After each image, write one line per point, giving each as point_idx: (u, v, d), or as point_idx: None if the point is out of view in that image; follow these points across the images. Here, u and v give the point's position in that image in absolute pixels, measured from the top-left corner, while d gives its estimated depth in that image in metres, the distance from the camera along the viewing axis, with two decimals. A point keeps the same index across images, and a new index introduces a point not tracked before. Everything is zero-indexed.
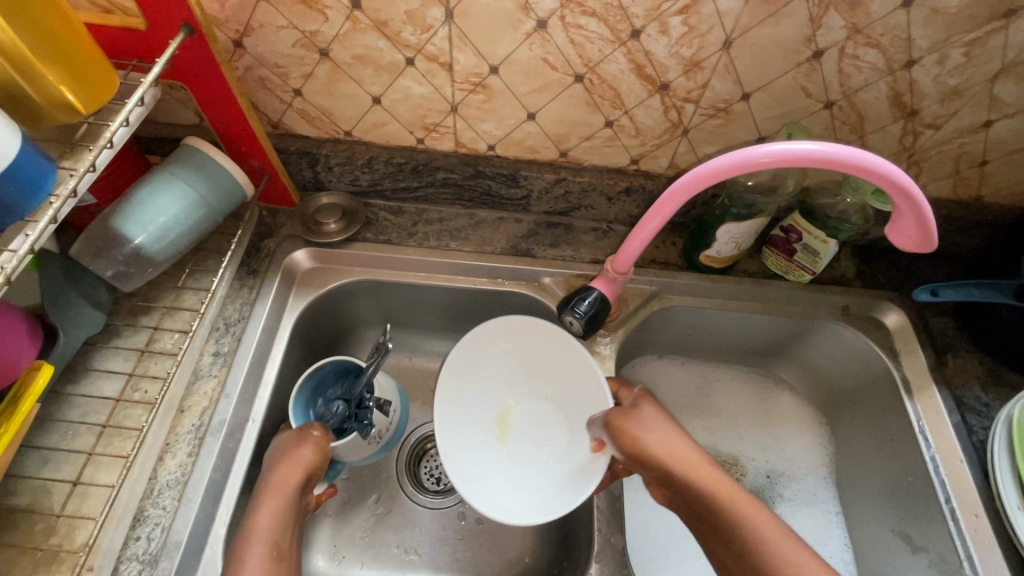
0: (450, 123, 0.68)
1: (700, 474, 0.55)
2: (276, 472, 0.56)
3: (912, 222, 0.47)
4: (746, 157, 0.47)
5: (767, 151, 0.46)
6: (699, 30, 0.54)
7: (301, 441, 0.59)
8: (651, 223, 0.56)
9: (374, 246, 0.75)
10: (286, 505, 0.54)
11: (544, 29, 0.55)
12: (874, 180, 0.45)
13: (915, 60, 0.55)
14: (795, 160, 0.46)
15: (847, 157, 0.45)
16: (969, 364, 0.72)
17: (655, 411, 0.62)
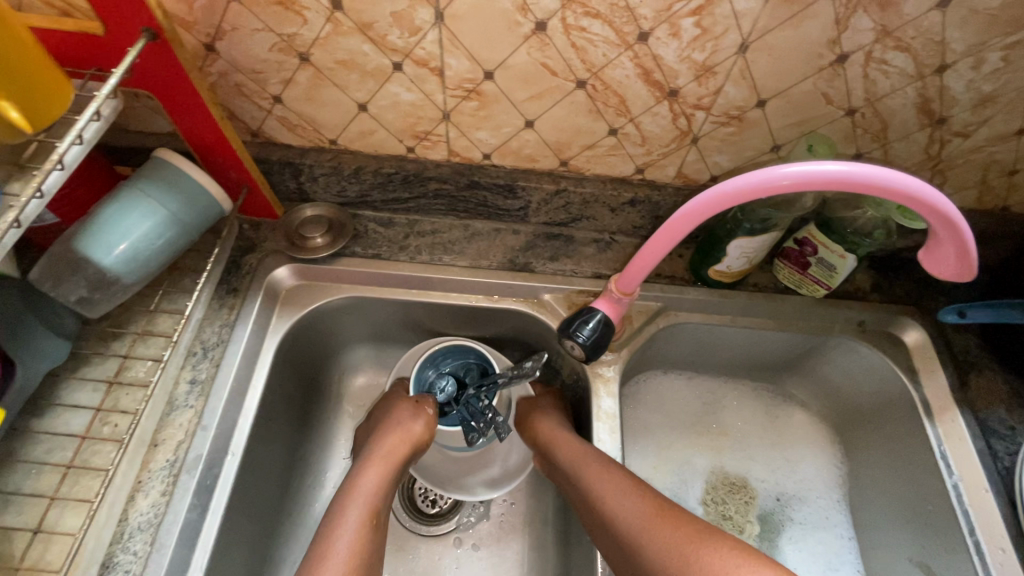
0: (442, 131, 0.63)
1: (563, 445, 0.64)
2: (388, 438, 0.63)
3: (951, 247, 0.43)
4: (763, 180, 0.44)
5: (787, 173, 0.43)
6: (712, 33, 0.50)
7: (417, 416, 0.66)
8: (660, 245, 0.52)
9: (363, 261, 0.71)
10: (389, 472, 0.61)
11: (544, 32, 0.51)
12: (910, 204, 0.41)
13: (948, 64, 0.51)
14: (818, 181, 0.42)
15: (880, 180, 0.40)
16: (993, 384, 0.68)
17: (551, 402, 0.71)
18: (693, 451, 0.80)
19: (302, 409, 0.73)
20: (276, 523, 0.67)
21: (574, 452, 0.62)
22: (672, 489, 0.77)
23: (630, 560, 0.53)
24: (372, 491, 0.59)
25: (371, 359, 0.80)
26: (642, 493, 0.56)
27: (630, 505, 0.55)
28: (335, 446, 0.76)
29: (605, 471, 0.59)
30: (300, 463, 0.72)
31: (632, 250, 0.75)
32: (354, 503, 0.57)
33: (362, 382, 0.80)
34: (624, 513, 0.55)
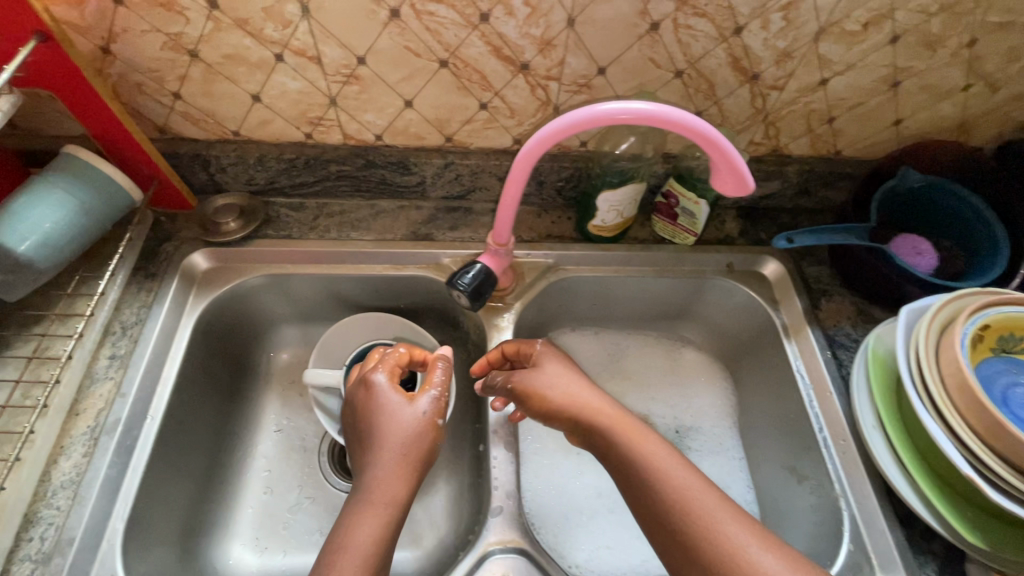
0: (333, 116, 0.70)
1: (600, 419, 0.59)
2: (390, 466, 0.57)
3: (731, 175, 0.51)
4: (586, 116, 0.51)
5: (605, 109, 0.50)
6: (541, 10, 0.58)
7: (421, 432, 0.59)
8: (513, 188, 0.58)
9: (275, 242, 0.77)
10: (390, 516, 0.54)
11: (399, 18, 0.58)
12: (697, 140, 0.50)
13: (742, 26, 0.60)
14: (624, 116, 0.50)
15: (664, 114, 0.50)
16: (841, 306, 0.78)
17: (557, 363, 0.65)
18: None
19: (228, 385, 0.78)
20: (206, 489, 0.72)
21: (620, 428, 0.58)
22: None
23: (690, 564, 0.49)
24: (372, 547, 0.52)
25: (296, 337, 0.85)
26: (699, 486, 0.52)
27: (687, 500, 0.52)
28: (265, 420, 0.81)
29: (650, 452, 0.56)
30: (229, 435, 0.77)
31: (526, 216, 0.83)
32: (354, 560, 0.50)
33: (288, 358, 0.85)
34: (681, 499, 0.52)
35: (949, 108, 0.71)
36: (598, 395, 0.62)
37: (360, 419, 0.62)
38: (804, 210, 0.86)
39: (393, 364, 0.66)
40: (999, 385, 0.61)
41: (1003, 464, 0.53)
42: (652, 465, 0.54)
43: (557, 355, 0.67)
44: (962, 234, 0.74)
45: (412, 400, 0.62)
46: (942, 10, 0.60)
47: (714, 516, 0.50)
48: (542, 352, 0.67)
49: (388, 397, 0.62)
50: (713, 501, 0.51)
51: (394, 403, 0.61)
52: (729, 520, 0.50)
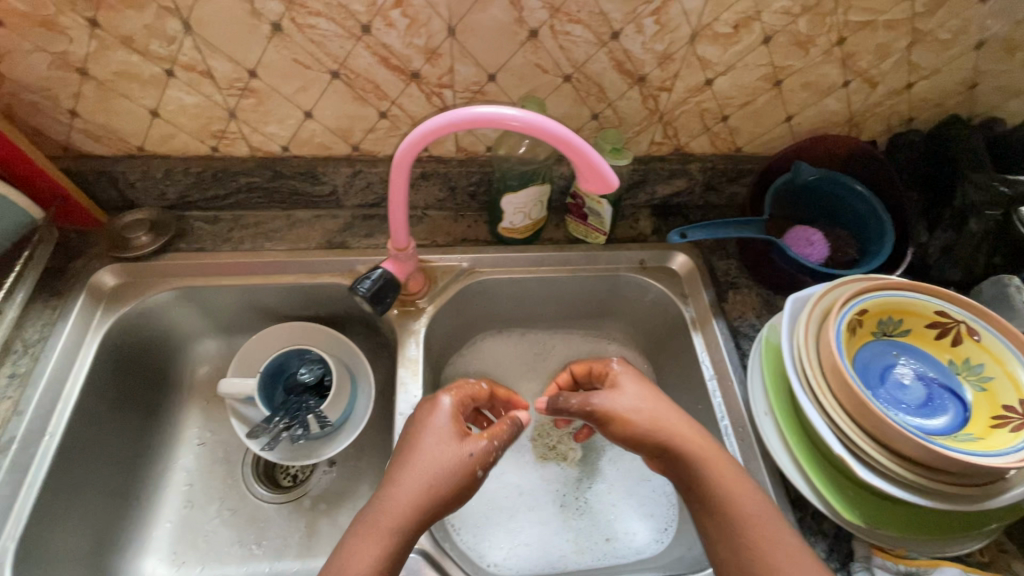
0: (235, 128, 0.71)
1: (694, 447, 0.59)
2: (430, 507, 0.57)
3: (596, 176, 0.53)
4: (441, 123, 0.53)
5: (476, 111, 0.52)
6: (420, 21, 0.60)
7: (457, 471, 0.58)
8: (399, 191, 0.59)
9: (187, 255, 0.78)
10: (389, 549, 0.54)
11: (282, 31, 0.60)
12: (565, 149, 0.52)
13: (618, 31, 0.63)
14: (476, 121, 0.52)
15: (513, 117, 0.52)
16: (747, 297, 0.80)
17: (637, 386, 0.65)
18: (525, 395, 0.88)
19: (145, 400, 0.78)
20: (121, 504, 0.73)
21: (708, 460, 0.59)
22: None
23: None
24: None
25: (219, 349, 0.86)
26: (776, 524, 0.55)
27: (760, 542, 0.54)
28: (187, 433, 0.82)
29: (747, 488, 0.57)
30: (147, 450, 0.78)
31: (442, 221, 0.85)
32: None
33: (208, 372, 0.85)
34: (745, 540, 0.54)
35: (835, 103, 0.74)
36: (697, 425, 0.62)
37: (407, 440, 0.61)
38: (714, 206, 0.88)
39: (461, 397, 0.66)
40: (877, 366, 0.63)
41: (872, 443, 0.56)
42: (728, 496, 0.57)
43: (640, 381, 0.66)
44: (854, 221, 0.77)
45: (463, 440, 0.60)
46: (806, 11, 0.62)
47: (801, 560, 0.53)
48: (619, 372, 0.67)
49: (443, 427, 0.61)
50: (769, 526, 0.55)
51: (444, 434, 0.60)
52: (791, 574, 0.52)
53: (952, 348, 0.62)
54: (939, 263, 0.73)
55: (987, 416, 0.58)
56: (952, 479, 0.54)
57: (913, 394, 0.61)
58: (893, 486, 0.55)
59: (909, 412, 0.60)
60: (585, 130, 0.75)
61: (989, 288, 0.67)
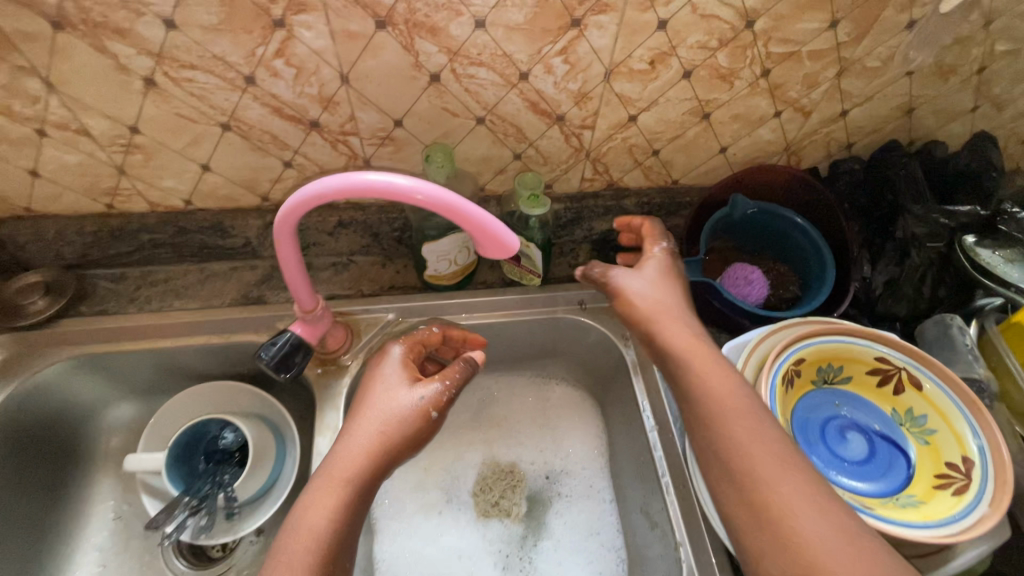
0: (127, 185, 0.66)
1: (672, 331, 0.57)
2: (377, 449, 0.54)
3: (494, 244, 0.48)
4: (314, 193, 0.47)
5: (365, 179, 0.45)
6: (308, 70, 0.55)
7: (408, 418, 0.55)
8: (286, 250, 0.53)
9: (88, 319, 0.72)
10: (344, 501, 0.51)
11: (157, 86, 0.55)
12: (453, 214, 0.46)
13: (526, 72, 0.58)
14: (350, 190, 0.46)
15: (388, 186, 0.45)
16: None
17: (660, 270, 0.62)
18: (466, 446, 0.84)
19: (48, 477, 0.72)
20: None
21: (686, 347, 0.55)
22: (446, 489, 0.80)
23: (726, 462, 0.47)
24: (320, 536, 0.49)
25: (134, 414, 0.80)
26: (754, 419, 0.49)
27: (727, 436, 0.48)
28: (101, 508, 0.76)
29: (718, 384, 0.52)
30: (51, 532, 0.72)
31: (370, 267, 0.80)
32: (303, 545, 0.48)
33: (120, 443, 0.78)
34: (715, 431, 0.49)
35: (769, 133, 0.71)
36: (684, 321, 0.58)
37: (365, 385, 0.59)
38: None
39: (411, 347, 0.63)
40: (817, 419, 0.59)
41: None
42: (706, 391, 0.51)
43: (667, 276, 0.62)
44: (796, 256, 0.74)
45: (413, 384, 0.58)
46: (724, 45, 0.59)
47: (766, 454, 0.46)
48: (656, 257, 0.63)
49: (392, 375, 0.59)
50: (750, 421, 0.49)
51: (395, 380, 0.58)
52: (772, 469, 0.45)
53: (894, 397, 0.59)
54: (883, 299, 0.70)
55: (930, 475, 0.54)
56: None
57: (855, 450, 0.57)
58: None
59: (851, 472, 0.56)
60: (509, 170, 0.71)
61: (931, 328, 0.63)
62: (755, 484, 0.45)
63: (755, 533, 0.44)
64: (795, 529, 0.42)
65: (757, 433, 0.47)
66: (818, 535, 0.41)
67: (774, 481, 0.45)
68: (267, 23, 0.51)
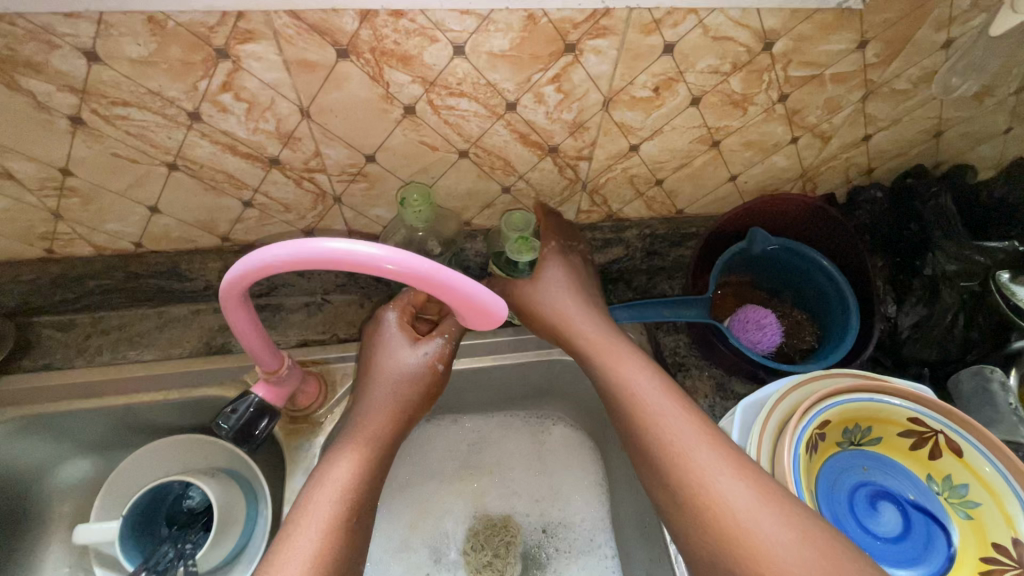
0: (66, 230, 0.58)
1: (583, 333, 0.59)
2: (387, 412, 0.56)
3: (480, 314, 0.43)
4: (260, 260, 0.39)
5: (323, 248, 0.37)
6: (261, 104, 0.48)
7: (415, 377, 0.57)
8: (238, 313, 0.45)
9: (31, 374, 0.65)
10: (367, 456, 0.53)
11: (85, 125, 0.47)
12: (431, 285, 0.39)
13: (514, 102, 0.51)
14: (301, 261, 0.38)
15: (346, 257, 0.37)
16: (698, 382, 0.71)
17: (558, 268, 0.62)
18: (455, 497, 0.77)
19: None
20: None
21: (595, 349, 0.57)
22: (433, 547, 0.74)
23: (649, 454, 0.50)
24: (348, 487, 0.51)
25: (88, 472, 0.73)
26: (658, 402, 0.52)
27: (645, 432, 0.51)
28: None
29: (625, 376, 0.54)
30: None
31: (347, 307, 0.73)
32: (332, 499, 0.50)
33: (74, 506, 0.71)
34: (635, 428, 0.52)
35: (783, 160, 0.64)
36: (591, 317, 0.60)
37: (368, 352, 0.60)
38: (659, 270, 0.78)
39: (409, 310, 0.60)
40: (844, 489, 0.53)
41: None
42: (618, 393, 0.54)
43: (572, 268, 0.63)
44: (815, 296, 0.68)
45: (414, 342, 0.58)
46: (738, 69, 0.52)
47: (680, 435, 0.49)
48: (547, 255, 0.62)
49: (392, 337, 0.58)
50: (659, 402, 0.52)
51: (397, 340, 0.58)
52: (694, 444, 0.48)
53: (928, 461, 0.53)
54: (910, 342, 0.64)
55: (974, 558, 0.48)
56: None
57: (888, 524, 0.52)
58: None
59: (885, 553, 0.50)
60: (497, 204, 0.64)
61: (968, 380, 0.57)
62: (678, 473, 0.47)
63: (695, 514, 0.46)
64: (722, 497, 0.45)
65: (673, 422, 0.50)
66: (737, 502, 0.44)
67: (692, 457, 0.47)
68: (209, 54, 0.43)
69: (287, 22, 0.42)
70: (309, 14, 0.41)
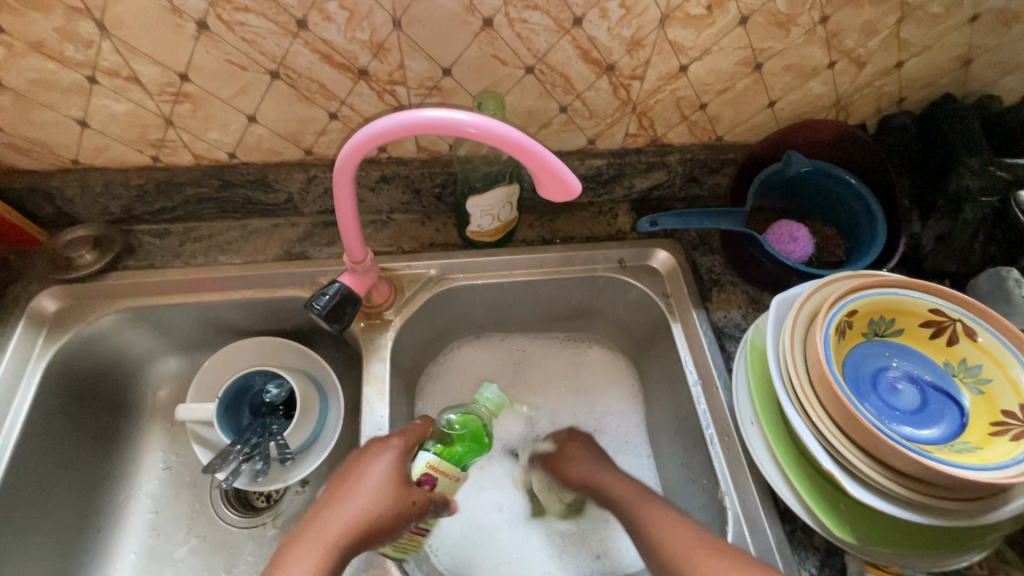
0: (174, 136, 0.66)
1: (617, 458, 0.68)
2: (350, 528, 0.54)
3: (553, 182, 0.47)
4: (362, 138, 0.47)
5: (428, 116, 0.45)
6: (361, 13, 0.54)
7: (386, 505, 0.55)
8: (343, 191, 0.53)
9: (135, 273, 0.73)
10: (326, 562, 0.51)
11: (209, 30, 0.54)
12: (505, 146, 0.46)
13: (580, 17, 0.57)
14: (398, 131, 0.46)
15: (430, 122, 0.45)
16: (732, 295, 0.77)
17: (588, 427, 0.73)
18: (503, 403, 0.84)
19: (100, 426, 0.74)
20: (79, 539, 0.70)
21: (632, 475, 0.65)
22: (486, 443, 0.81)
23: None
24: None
25: (177, 369, 0.81)
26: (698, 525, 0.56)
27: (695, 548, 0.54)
28: (151, 459, 0.77)
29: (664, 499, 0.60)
30: (106, 479, 0.74)
31: (409, 225, 0.80)
32: None
33: (167, 396, 0.80)
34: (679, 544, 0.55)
35: (820, 86, 0.69)
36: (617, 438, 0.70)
37: (350, 470, 0.59)
38: (697, 198, 0.84)
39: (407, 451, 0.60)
40: (867, 370, 0.59)
41: (864, 456, 0.53)
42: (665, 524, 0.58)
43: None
44: (846, 216, 0.73)
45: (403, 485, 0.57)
46: None
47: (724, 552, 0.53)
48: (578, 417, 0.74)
49: (380, 462, 0.58)
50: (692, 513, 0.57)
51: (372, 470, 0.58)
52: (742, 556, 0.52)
53: (946, 348, 0.59)
54: (932, 255, 0.70)
55: (985, 423, 0.54)
56: (952, 494, 0.51)
57: (907, 400, 0.58)
58: (891, 503, 0.52)
59: (902, 421, 0.56)
60: (553, 124, 0.70)
61: (986, 282, 0.64)
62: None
63: None
64: None
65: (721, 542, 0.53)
66: None
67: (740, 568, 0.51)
68: None
69: None
70: None
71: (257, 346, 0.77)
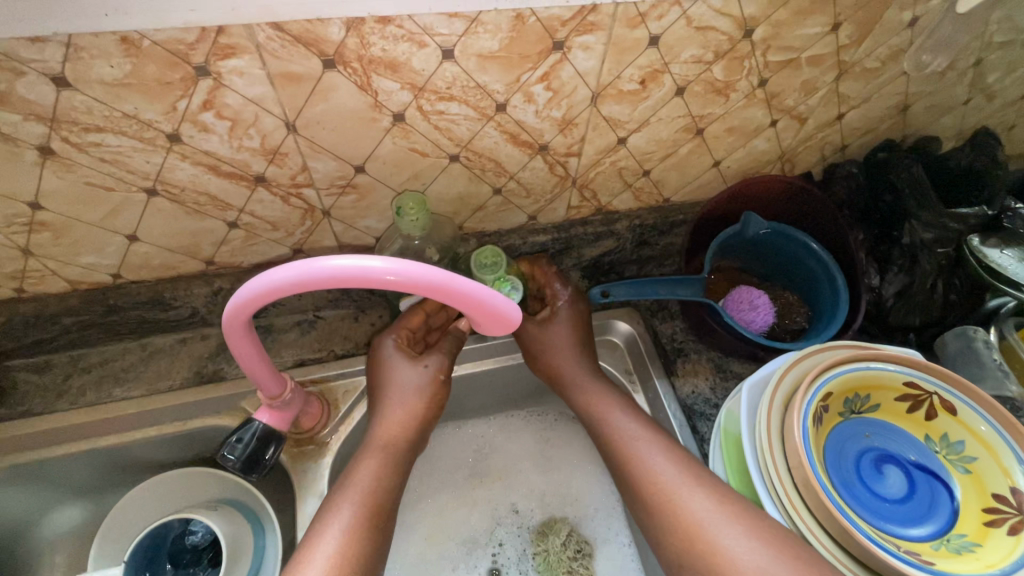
0: (38, 267, 0.55)
1: None
2: (388, 424, 0.59)
3: (492, 316, 0.46)
4: (260, 288, 0.39)
5: (332, 267, 0.38)
6: (244, 121, 0.46)
7: (422, 388, 0.61)
8: (243, 340, 0.45)
9: (8, 424, 0.61)
10: (387, 460, 0.56)
11: (56, 155, 0.45)
12: (442, 295, 0.42)
13: (503, 103, 0.51)
14: (301, 284, 0.38)
15: (321, 273, 0.38)
16: (698, 365, 0.72)
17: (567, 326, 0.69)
18: (467, 506, 0.75)
19: None
20: None
21: None
22: (451, 558, 0.72)
23: None
24: (370, 487, 0.54)
25: (76, 523, 0.68)
26: None
27: None
28: None
29: None
30: None
31: (341, 323, 0.72)
32: (355, 501, 0.52)
33: (65, 559, 0.67)
34: None
35: (764, 143, 0.65)
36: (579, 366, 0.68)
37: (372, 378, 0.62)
38: (651, 257, 0.79)
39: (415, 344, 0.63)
40: (850, 456, 0.55)
41: (863, 569, 0.48)
42: None
43: (575, 323, 0.70)
44: (806, 279, 0.70)
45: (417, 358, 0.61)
46: (719, 57, 0.53)
47: None
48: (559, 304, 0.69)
49: (391, 360, 0.61)
50: None
51: (398, 360, 0.61)
52: None
53: (926, 423, 0.55)
54: (895, 310, 0.67)
55: (977, 511, 0.51)
56: None
57: (892, 487, 0.54)
58: None
59: (892, 514, 0.52)
60: (488, 206, 0.63)
61: (953, 341, 0.64)
62: None
63: None
64: None
65: None
66: None
67: None
68: (188, 72, 0.41)
69: (270, 35, 0.40)
70: (293, 25, 0.40)
71: (170, 484, 0.66)
